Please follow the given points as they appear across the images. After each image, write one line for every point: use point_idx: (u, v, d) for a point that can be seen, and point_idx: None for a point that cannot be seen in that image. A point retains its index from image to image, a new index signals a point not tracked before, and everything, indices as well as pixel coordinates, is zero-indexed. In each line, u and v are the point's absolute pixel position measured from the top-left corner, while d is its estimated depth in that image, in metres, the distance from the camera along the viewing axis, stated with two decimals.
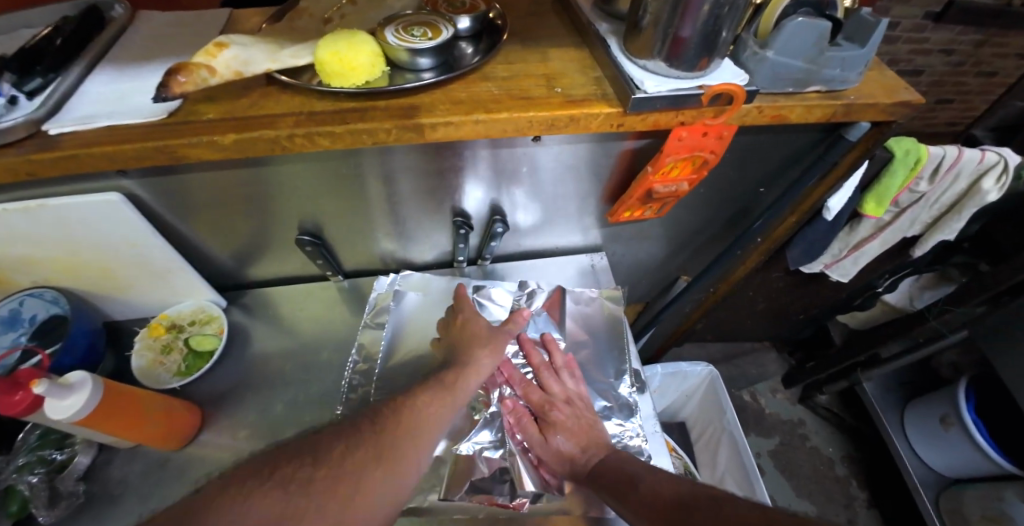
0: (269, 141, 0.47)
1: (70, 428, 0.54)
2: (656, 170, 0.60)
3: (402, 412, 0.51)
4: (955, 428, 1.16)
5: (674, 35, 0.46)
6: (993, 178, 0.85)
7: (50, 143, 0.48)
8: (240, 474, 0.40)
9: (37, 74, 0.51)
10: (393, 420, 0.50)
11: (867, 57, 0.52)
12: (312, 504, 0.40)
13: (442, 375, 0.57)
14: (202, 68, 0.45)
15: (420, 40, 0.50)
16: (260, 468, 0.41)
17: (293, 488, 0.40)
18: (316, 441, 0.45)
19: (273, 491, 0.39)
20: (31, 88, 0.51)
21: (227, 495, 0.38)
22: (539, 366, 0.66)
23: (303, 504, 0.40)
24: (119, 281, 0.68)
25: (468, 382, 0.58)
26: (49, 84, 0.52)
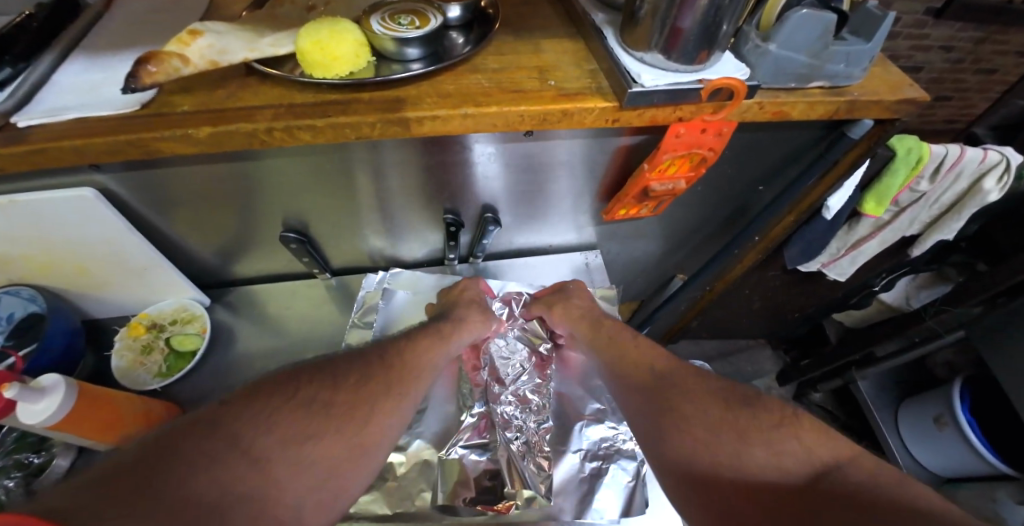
0: (247, 134, 0.45)
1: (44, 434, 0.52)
2: (653, 167, 0.58)
3: (410, 357, 0.51)
4: (949, 428, 1.16)
5: (673, 26, 0.44)
6: (995, 178, 0.84)
7: (18, 136, 0.45)
8: (261, 388, 0.40)
9: (6, 64, 0.49)
10: (405, 362, 0.50)
11: (872, 52, 0.50)
12: (328, 427, 0.40)
13: (440, 325, 0.58)
14: (175, 57, 0.42)
15: (407, 29, 0.47)
16: (281, 384, 0.41)
17: (314, 409, 0.40)
18: (335, 368, 0.45)
19: (295, 410, 0.39)
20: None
21: (238, 411, 0.37)
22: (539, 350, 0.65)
23: (319, 425, 0.40)
24: (97, 279, 0.66)
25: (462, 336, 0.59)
26: (19, 75, 0.49)
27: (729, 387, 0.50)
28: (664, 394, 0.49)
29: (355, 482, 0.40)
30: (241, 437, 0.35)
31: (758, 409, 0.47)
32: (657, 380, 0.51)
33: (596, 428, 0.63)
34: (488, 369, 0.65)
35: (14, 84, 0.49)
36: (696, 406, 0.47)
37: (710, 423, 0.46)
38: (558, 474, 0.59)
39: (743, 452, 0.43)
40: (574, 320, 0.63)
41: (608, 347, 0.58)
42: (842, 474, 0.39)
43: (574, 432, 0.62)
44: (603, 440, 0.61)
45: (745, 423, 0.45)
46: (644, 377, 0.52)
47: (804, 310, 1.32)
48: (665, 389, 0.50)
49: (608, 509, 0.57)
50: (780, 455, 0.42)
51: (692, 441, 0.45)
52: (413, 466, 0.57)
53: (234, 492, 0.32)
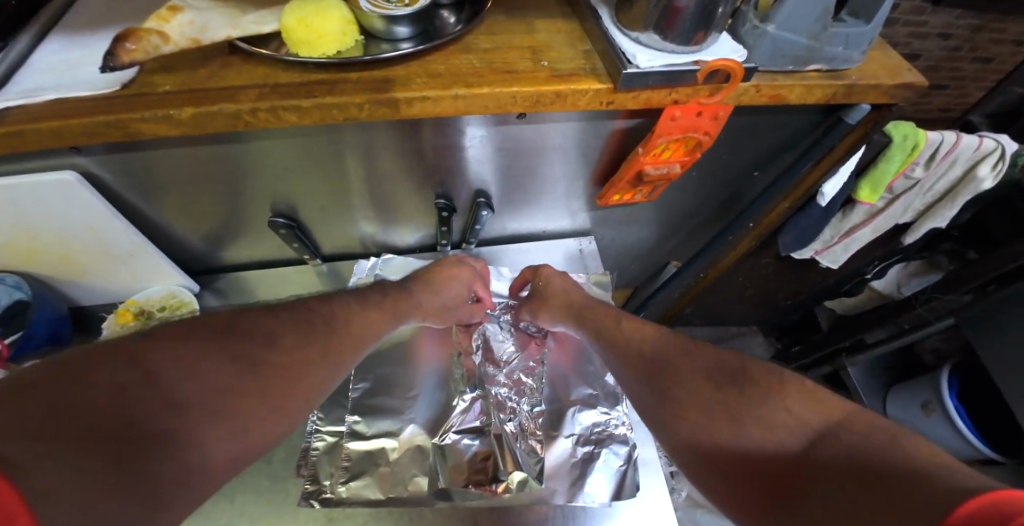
0: (231, 116, 0.44)
1: None
2: (647, 152, 0.58)
3: (348, 318, 0.51)
4: (936, 415, 1.19)
5: (669, 5, 0.42)
6: (989, 165, 0.84)
7: None
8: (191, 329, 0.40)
9: None
10: (346, 328, 0.50)
11: (870, 35, 0.49)
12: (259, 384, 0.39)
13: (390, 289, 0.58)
14: (154, 35, 0.40)
15: (396, 6, 0.46)
16: (214, 329, 0.41)
17: (246, 363, 0.40)
18: (275, 324, 0.45)
19: (224, 357, 0.39)
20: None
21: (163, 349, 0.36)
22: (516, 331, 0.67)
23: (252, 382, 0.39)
24: (82, 266, 0.64)
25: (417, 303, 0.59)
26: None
27: (719, 367, 0.47)
28: (659, 387, 0.48)
29: (278, 420, 0.40)
30: (170, 374, 0.35)
31: (747, 387, 0.44)
32: (647, 363, 0.51)
33: (588, 413, 0.63)
34: (481, 352, 0.66)
35: None
36: (693, 385, 0.46)
37: (704, 408, 0.44)
38: (550, 455, 0.60)
39: (745, 428, 0.41)
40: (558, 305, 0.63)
41: (607, 333, 0.57)
42: (833, 439, 0.36)
43: (566, 417, 0.62)
44: (594, 425, 0.62)
45: (739, 401, 0.43)
46: (638, 363, 0.51)
47: (796, 297, 1.33)
48: (659, 375, 0.49)
49: (599, 493, 0.57)
50: (779, 430, 0.39)
51: (691, 428, 0.44)
52: (405, 451, 0.58)
53: (166, 431, 0.32)
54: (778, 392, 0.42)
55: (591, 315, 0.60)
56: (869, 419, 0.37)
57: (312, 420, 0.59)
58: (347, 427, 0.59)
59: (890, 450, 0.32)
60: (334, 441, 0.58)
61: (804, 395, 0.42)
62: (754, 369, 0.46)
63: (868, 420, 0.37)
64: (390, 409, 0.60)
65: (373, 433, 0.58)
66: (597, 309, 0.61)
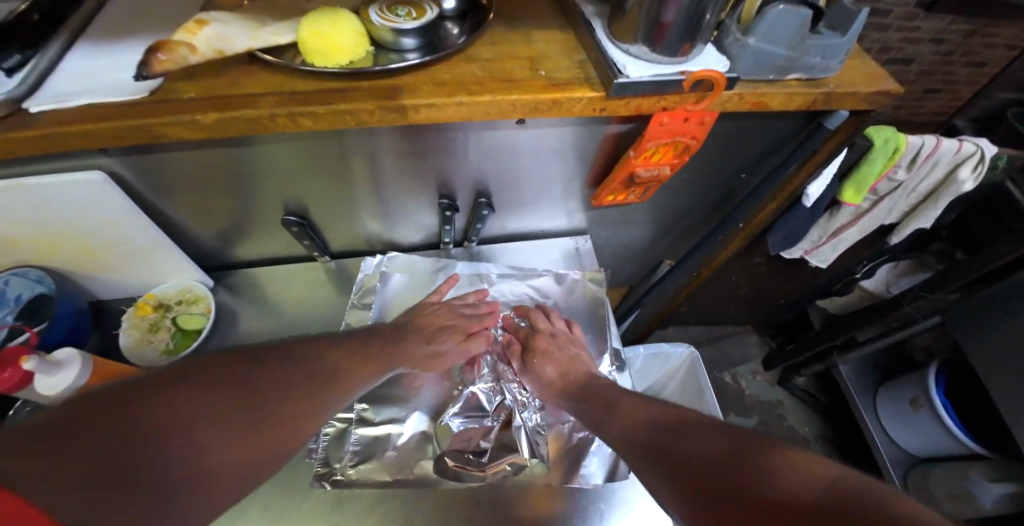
0: (253, 121, 0.47)
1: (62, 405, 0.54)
2: (638, 155, 0.61)
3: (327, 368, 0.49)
4: (924, 410, 1.22)
5: (657, 20, 0.46)
6: (970, 167, 0.87)
7: (30, 121, 0.47)
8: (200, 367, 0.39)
9: (15, 51, 0.50)
10: (330, 376, 0.48)
11: (847, 46, 0.53)
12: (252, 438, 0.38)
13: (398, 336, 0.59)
14: (183, 46, 0.44)
15: (404, 20, 0.49)
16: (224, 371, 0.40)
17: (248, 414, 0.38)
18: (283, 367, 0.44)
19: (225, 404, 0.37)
20: (8, 65, 0.50)
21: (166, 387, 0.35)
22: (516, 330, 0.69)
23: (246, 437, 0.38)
24: (104, 261, 0.68)
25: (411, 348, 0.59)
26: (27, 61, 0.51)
27: (726, 429, 0.44)
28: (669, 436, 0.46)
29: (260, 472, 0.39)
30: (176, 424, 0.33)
31: (750, 444, 0.41)
32: (653, 426, 0.48)
33: None
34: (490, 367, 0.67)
35: (23, 69, 0.50)
36: (692, 445, 0.43)
37: (702, 458, 0.41)
38: (550, 444, 0.63)
39: (741, 478, 0.38)
40: (551, 394, 0.62)
41: (603, 419, 0.54)
42: (837, 499, 0.32)
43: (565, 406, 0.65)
44: None
45: (736, 457, 0.39)
46: (648, 422, 0.49)
47: (789, 297, 1.37)
48: (665, 431, 0.47)
49: (594, 475, 0.61)
50: (778, 474, 0.36)
51: (690, 474, 0.41)
52: (411, 438, 0.61)
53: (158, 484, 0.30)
54: (778, 451, 0.39)
55: (585, 400, 0.58)
56: (874, 482, 0.33)
57: None
58: (356, 415, 0.61)
59: (885, 514, 0.30)
60: (343, 427, 0.61)
61: (799, 453, 0.38)
62: (748, 436, 0.42)
63: (858, 477, 0.34)
64: (396, 398, 0.63)
65: (381, 420, 0.62)
66: (596, 391, 0.59)
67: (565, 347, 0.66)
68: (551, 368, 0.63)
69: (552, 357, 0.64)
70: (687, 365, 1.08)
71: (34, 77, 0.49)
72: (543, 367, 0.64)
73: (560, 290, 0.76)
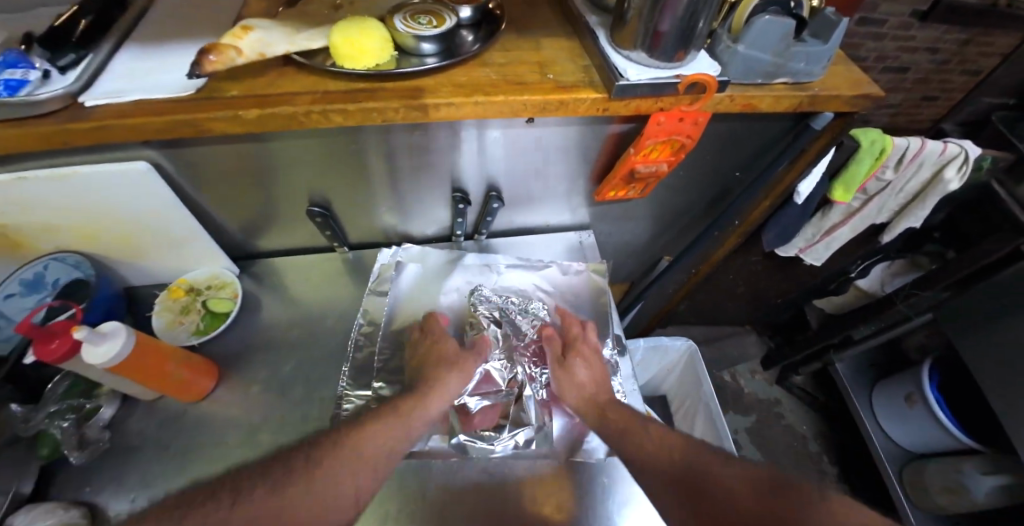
0: (289, 117, 0.52)
1: (102, 374, 0.59)
2: (638, 151, 0.66)
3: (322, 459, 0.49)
4: (918, 405, 1.26)
5: (654, 29, 0.51)
6: (955, 168, 0.92)
7: (85, 114, 0.52)
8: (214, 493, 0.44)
9: (70, 50, 0.55)
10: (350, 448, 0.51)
11: (828, 53, 0.58)
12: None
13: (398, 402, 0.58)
14: (231, 49, 0.49)
15: (425, 27, 0.55)
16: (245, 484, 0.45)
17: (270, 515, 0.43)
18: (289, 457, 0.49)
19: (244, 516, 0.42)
20: (63, 64, 0.55)
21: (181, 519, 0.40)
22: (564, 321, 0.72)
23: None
24: (138, 249, 0.73)
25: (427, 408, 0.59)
26: (80, 60, 0.56)
27: (751, 471, 0.50)
28: (696, 487, 0.50)
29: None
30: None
31: (780, 491, 0.46)
32: (681, 465, 0.52)
33: None
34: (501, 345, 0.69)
35: (76, 69, 0.55)
36: (727, 491, 0.48)
37: (737, 507, 0.46)
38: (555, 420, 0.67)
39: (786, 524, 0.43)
40: (578, 399, 0.64)
41: (625, 435, 0.58)
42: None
43: None
44: None
45: (778, 504, 0.45)
46: (672, 460, 0.53)
47: (786, 296, 1.41)
48: (691, 475, 0.51)
49: (597, 449, 0.66)
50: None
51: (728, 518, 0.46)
52: None
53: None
54: (812, 491, 0.45)
55: (613, 413, 0.61)
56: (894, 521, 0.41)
57: (341, 386, 0.67)
58: (372, 393, 0.67)
59: None
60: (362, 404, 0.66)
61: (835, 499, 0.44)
62: (781, 476, 0.48)
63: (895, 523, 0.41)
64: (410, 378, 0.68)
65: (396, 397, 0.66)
66: (619, 411, 0.61)
67: (597, 357, 0.69)
68: (589, 374, 0.66)
69: (591, 364, 0.67)
70: (685, 359, 1.13)
71: (86, 75, 0.55)
72: (580, 369, 0.66)
73: (565, 279, 0.80)
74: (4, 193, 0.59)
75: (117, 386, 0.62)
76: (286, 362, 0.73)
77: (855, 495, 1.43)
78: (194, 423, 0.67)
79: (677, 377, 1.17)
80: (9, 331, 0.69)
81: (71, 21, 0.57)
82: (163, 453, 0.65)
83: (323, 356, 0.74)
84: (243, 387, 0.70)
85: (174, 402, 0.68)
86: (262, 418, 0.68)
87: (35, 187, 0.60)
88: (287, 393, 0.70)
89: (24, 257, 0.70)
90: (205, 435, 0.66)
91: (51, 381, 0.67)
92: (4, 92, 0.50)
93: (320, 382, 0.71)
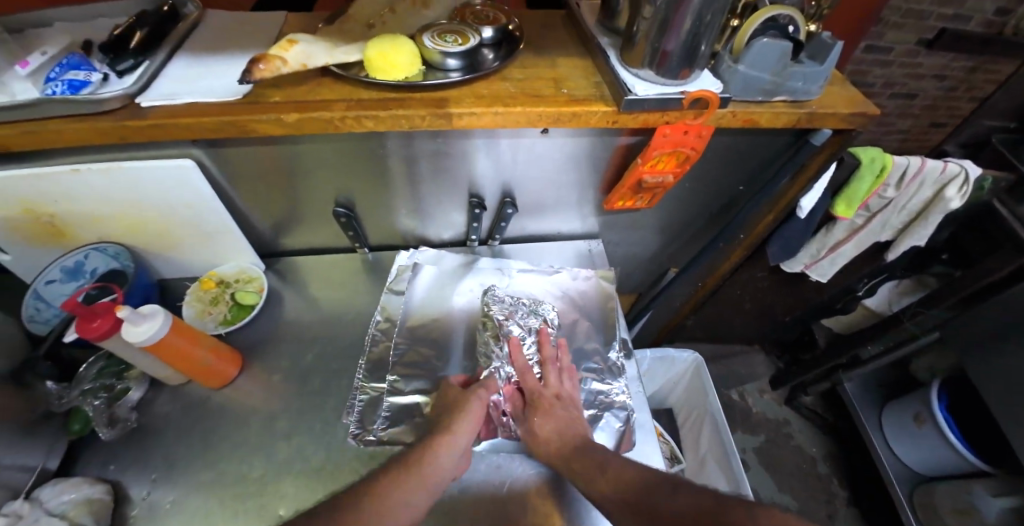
0: (326, 122, 0.57)
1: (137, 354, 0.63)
2: (645, 162, 0.70)
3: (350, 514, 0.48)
4: (927, 425, 1.26)
5: (660, 49, 0.56)
6: (955, 187, 0.94)
7: (142, 113, 0.58)
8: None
9: (130, 57, 0.62)
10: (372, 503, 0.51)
11: (824, 73, 0.62)
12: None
13: (408, 455, 0.56)
14: (278, 60, 0.55)
15: (451, 45, 0.60)
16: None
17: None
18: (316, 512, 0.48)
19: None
20: (122, 68, 0.61)
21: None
22: (522, 368, 0.68)
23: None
24: (173, 242, 0.78)
25: (437, 459, 0.56)
26: (138, 66, 0.62)
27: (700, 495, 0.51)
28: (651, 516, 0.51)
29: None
30: None
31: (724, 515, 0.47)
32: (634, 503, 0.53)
33: (593, 383, 0.73)
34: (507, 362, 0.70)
35: (132, 74, 0.61)
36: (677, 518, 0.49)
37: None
38: None
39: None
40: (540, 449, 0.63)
41: (590, 477, 0.58)
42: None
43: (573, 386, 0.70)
44: (598, 393, 0.72)
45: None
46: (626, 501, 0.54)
47: (793, 314, 1.42)
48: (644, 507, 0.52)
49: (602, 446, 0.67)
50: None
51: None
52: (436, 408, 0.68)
53: None
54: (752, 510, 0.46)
55: (576, 461, 0.60)
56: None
57: (358, 378, 0.70)
58: (387, 385, 0.70)
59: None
60: (377, 395, 0.69)
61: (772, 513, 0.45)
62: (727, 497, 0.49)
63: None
64: (425, 373, 0.72)
65: (410, 390, 0.70)
66: (588, 456, 0.60)
67: (560, 406, 0.66)
68: (548, 427, 0.63)
69: (552, 416, 0.64)
70: (692, 370, 1.14)
71: (144, 78, 0.60)
72: (540, 424, 0.64)
73: (574, 283, 0.83)
74: (60, 183, 0.65)
75: (145, 366, 0.67)
76: (307, 354, 0.77)
77: (865, 519, 1.40)
78: (217, 408, 0.71)
79: (683, 389, 1.18)
80: (48, 314, 0.73)
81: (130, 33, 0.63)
82: (186, 435, 0.68)
83: (341, 350, 0.78)
84: (265, 376, 0.74)
85: (199, 387, 0.72)
86: (281, 405, 0.71)
87: (89, 179, 0.65)
88: (307, 383, 0.74)
89: (69, 245, 0.76)
90: (227, 419, 0.70)
91: (82, 364, 0.72)
92: (68, 91, 0.57)
93: (338, 374, 0.75)
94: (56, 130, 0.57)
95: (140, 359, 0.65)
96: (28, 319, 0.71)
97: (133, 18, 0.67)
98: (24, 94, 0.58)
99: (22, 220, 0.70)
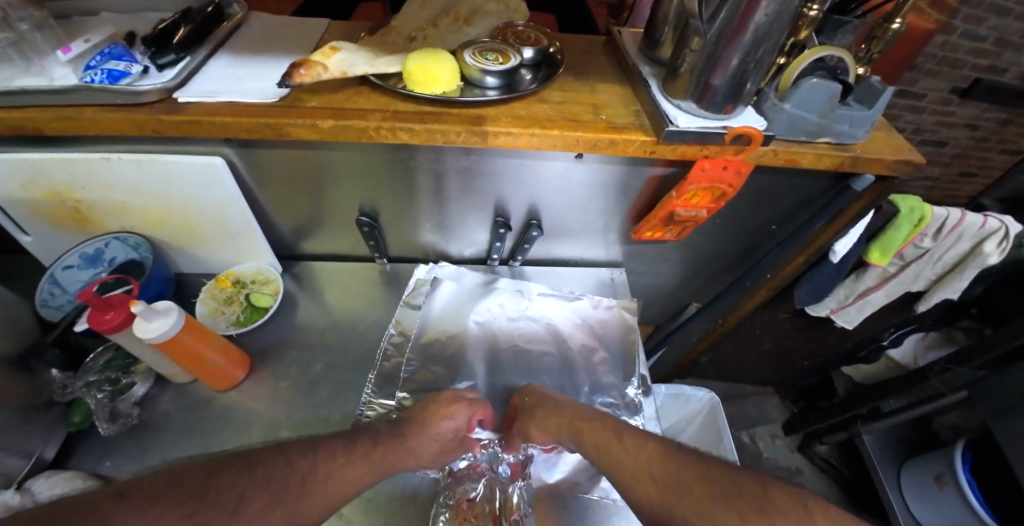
0: (360, 130, 0.56)
1: (148, 349, 0.62)
2: (679, 195, 0.68)
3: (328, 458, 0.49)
4: (948, 488, 1.19)
5: (705, 82, 0.55)
6: (994, 242, 0.92)
7: (177, 108, 0.58)
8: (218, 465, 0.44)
9: (172, 52, 0.62)
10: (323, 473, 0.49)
11: (873, 118, 0.60)
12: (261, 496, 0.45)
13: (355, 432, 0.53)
14: (319, 65, 0.55)
15: (491, 63, 0.59)
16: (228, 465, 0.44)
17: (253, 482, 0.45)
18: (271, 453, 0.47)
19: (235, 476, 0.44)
20: (163, 63, 0.62)
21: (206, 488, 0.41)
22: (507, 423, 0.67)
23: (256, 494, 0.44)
24: (195, 236, 0.77)
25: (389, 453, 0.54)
26: (178, 61, 0.63)
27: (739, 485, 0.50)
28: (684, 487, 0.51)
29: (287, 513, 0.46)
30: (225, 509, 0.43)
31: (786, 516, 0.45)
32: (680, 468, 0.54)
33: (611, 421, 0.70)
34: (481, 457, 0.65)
35: (173, 68, 0.62)
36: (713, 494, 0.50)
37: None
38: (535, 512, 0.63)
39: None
40: (567, 435, 0.60)
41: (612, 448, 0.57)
42: None
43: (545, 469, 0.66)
44: None
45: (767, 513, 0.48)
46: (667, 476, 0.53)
47: (813, 359, 1.37)
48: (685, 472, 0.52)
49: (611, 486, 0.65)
50: None
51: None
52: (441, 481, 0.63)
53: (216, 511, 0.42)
54: None
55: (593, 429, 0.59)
56: None
57: (366, 392, 0.68)
58: (396, 402, 0.68)
59: None
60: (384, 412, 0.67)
61: None
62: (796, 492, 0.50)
63: None
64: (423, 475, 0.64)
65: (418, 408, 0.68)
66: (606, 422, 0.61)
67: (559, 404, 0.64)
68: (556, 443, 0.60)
69: (551, 416, 0.62)
70: (707, 410, 1.11)
71: (183, 74, 0.60)
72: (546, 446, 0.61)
73: (594, 312, 0.81)
74: (91, 170, 0.65)
75: (153, 363, 0.65)
76: (318, 361, 0.75)
77: None
78: (218, 411, 0.69)
79: (696, 429, 1.14)
80: (62, 300, 0.73)
81: (174, 28, 0.64)
82: (184, 436, 0.66)
83: (351, 361, 0.76)
84: (271, 381, 0.72)
85: (205, 387, 0.71)
86: (285, 412, 0.69)
87: (119, 169, 0.66)
88: (314, 391, 0.72)
89: (90, 233, 0.76)
90: (228, 423, 0.68)
91: (91, 352, 0.71)
92: (107, 81, 0.57)
93: (346, 386, 0.73)
94: (92, 119, 0.57)
95: (149, 355, 0.64)
96: (42, 303, 0.71)
97: (179, 14, 0.68)
98: (63, 79, 0.58)
99: (49, 204, 0.70)
